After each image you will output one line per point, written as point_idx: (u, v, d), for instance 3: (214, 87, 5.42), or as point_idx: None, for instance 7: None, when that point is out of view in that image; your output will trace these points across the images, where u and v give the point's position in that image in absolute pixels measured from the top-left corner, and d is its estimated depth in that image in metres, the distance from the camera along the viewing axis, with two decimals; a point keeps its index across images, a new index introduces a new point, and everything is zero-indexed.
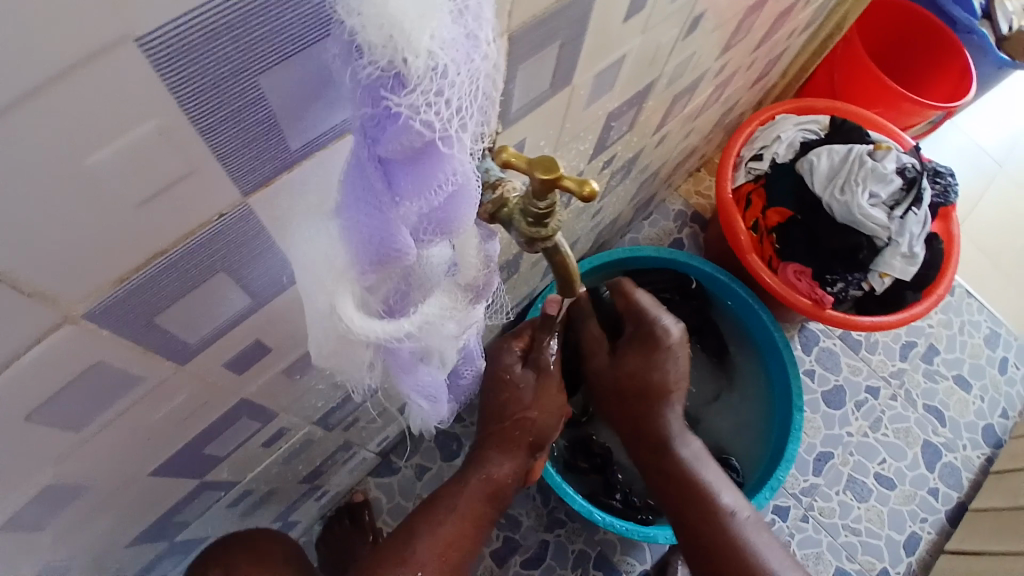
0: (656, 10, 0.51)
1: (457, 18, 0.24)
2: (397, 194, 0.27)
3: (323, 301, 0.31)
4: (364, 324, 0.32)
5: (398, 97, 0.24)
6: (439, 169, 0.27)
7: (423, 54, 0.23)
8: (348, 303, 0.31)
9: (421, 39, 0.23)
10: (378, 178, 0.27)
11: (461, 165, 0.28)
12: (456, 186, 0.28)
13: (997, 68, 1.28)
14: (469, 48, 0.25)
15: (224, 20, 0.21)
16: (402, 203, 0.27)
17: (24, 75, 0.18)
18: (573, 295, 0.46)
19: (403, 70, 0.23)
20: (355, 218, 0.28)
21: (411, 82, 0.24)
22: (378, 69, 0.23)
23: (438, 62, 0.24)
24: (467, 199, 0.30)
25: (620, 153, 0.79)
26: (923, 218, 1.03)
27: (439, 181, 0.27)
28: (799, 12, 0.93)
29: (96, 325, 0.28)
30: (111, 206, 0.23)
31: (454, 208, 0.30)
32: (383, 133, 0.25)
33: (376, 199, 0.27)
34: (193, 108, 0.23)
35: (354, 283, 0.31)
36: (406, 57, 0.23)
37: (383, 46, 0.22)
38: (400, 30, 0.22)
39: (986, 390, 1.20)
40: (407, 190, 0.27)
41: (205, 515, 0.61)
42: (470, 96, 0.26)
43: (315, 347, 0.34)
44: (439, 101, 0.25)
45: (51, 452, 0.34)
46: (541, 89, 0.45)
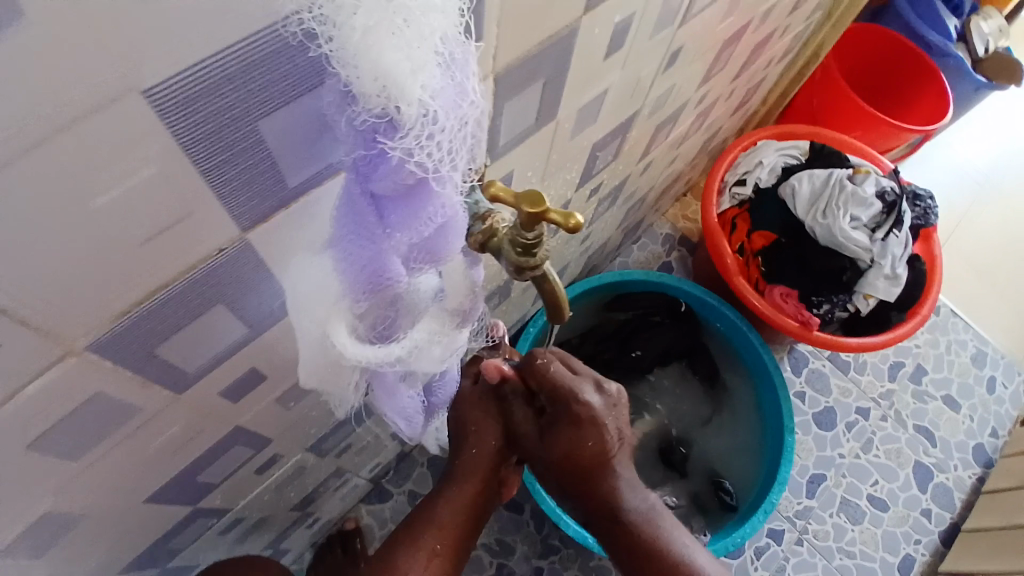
0: (635, 46, 0.53)
1: (447, 70, 0.26)
2: (389, 226, 0.29)
3: (316, 330, 0.32)
4: (356, 349, 0.34)
5: (393, 141, 0.26)
6: (428, 204, 0.29)
7: (415, 102, 0.24)
8: (340, 330, 0.33)
9: (414, 89, 0.24)
10: (370, 211, 0.29)
11: (450, 200, 0.30)
12: (443, 219, 0.30)
13: (973, 92, 1.32)
14: (459, 97, 0.26)
15: (227, 71, 0.23)
16: (393, 234, 0.29)
17: (41, 126, 0.19)
18: (562, 321, 0.48)
19: (396, 116, 0.25)
20: (349, 251, 0.30)
21: (403, 127, 0.25)
22: (373, 116, 0.25)
23: (428, 109, 0.25)
24: (455, 230, 0.32)
25: (607, 180, 0.81)
26: (904, 240, 1.06)
27: (428, 215, 0.29)
28: (776, 43, 0.96)
29: (98, 357, 0.29)
30: (114, 246, 0.25)
31: (442, 239, 0.32)
32: (376, 172, 0.27)
33: (369, 231, 0.29)
34: (198, 152, 0.24)
35: (347, 312, 0.33)
36: (399, 105, 0.24)
37: (377, 95, 0.24)
38: (395, 81, 0.24)
39: (975, 409, 1.22)
40: (398, 222, 0.29)
41: (198, 543, 0.61)
42: (458, 140, 0.28)
43: (305, 370, 0.36)
44: (431, 145, 0.26)
45: (50, 482, 0.34)
46: (527, 123, 0.47)
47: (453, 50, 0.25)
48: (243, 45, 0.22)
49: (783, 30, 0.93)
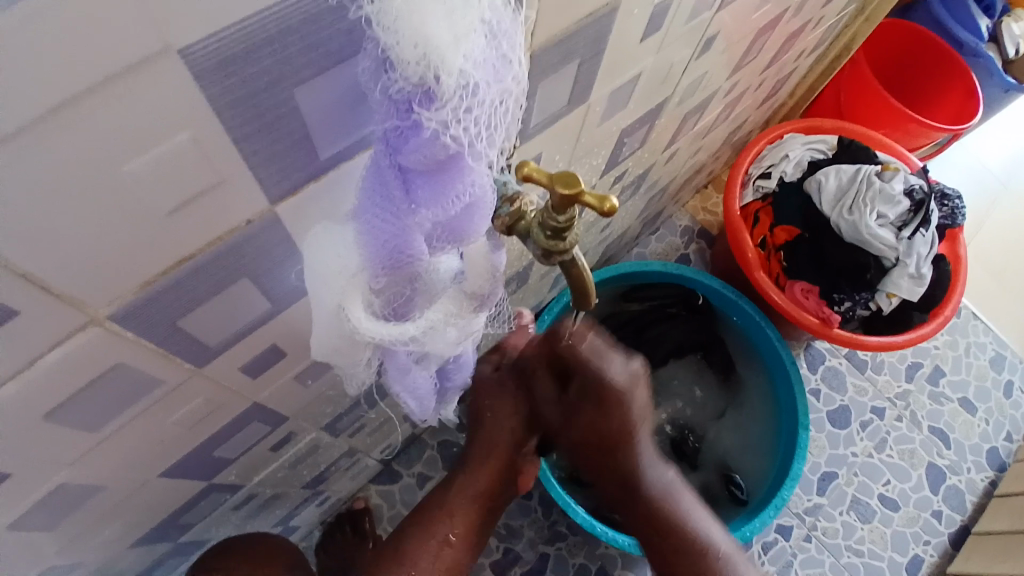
0: (670, 30, 0.51)
1: (491, 41, 0.25)
2: (415, 202, 0.28)
3: (333, 302, 0.31)
4: (370, 326, 0.32)
5: (428, 112, 0.25)
6: (458, 182, 0.28)
7: (456, 72, 0.23)
8: (357, 306, 0.32)
9: (455, 59, 0.23)
10: (397, 185, 0.28)
11: (481, 177, 0.29)
12: (472, 199, 0.29)
13: (1004, 94, 1.28)
14: (498, 68, 0.26)
15: (267, 34, 0.22)
16: (418, 210, 0.28)
17: (75, 84, 0.18)
18: (587, 308, 0.47)
19: (434, 87, 0.24)
20: (372, 224, 0.29)
21: (440, 99, 0.24)
22: (410, 84, 0.24)
23: (467, 81, 0.24)
24: (483, 212, 0.30)
25: (631, 169, 0.80)
26: (930, 239, 1.03)
27: (457, 193, 0.28)
28: (810, 34, 0.94)
29: (121, 327, 0.28)
30: (143, 213, 0.24)
31: (470, 220, 0.31)
32: (407, 144, 0.26)
33: (393, 205, 0.28)
34: (232, 118, 0.23)
35: (365, 285, 0.32)
36: (439, 75, 0.23)
37: (416, 63, 0.23)
38: (437, 50, 0.23)
39: (991, 412, 1.20)
40: (426, 199, 0.28)
41: (210, 518, 0.61)
42: (494, 114, 0.27)
43: (318, 341, 0.34)
44: (467, 117, 0.25)
45: (68, 452, 0.34)
46: (558, 105, 0.46)
47: (498, 21, 0.25)
48: (285, 7, 0.21)
49: (817, 21, 0.90)
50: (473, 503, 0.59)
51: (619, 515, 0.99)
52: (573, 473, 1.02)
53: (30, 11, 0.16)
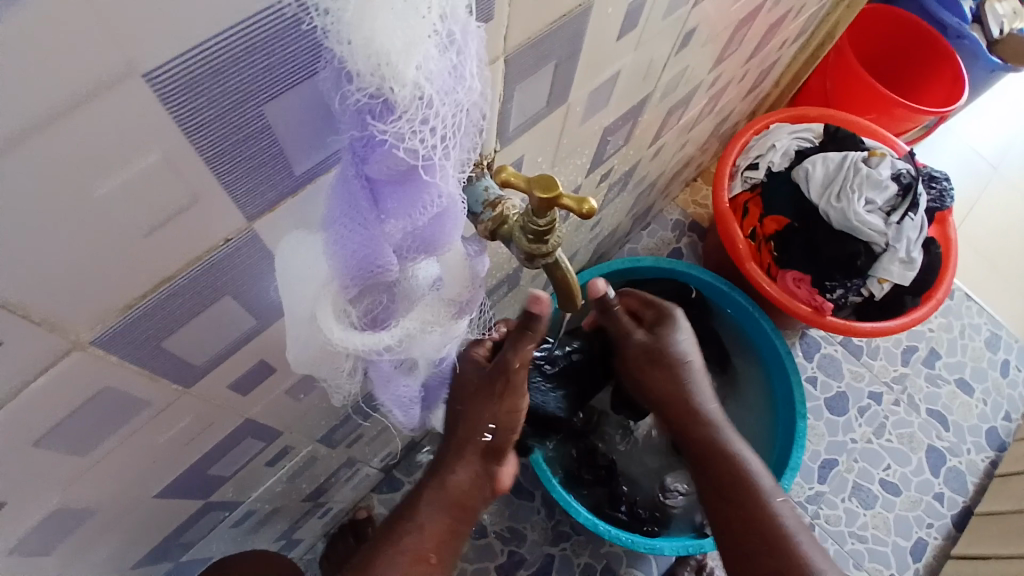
0: (648, 27, 0.52)
1: (447, 50, 0.24)
2: (382, 212, 0.28)
3: (306, 311, 0.32)
4: (343, 336, 0.32)
5: (385, 124, 0.25)
6: (424, 193, 0.28)
7: (410, 84, 0.23)
8: (330, 319, 0.31)
9: (408, 69, 0.23)
10: (363, 197, 0.28)
11: (449, 188, 0.28)
12: (443, 208, 0.29)
13: (989, 74, 1.29)
14: (458, 79, 0.25)
15: (231, 54, 0.22)
16: (385, 220, 0.28)
17: (39, 110, 0.18)
18: (574, 309, 0.47)
19: (390, 98, 0.24)
20: (340, 236, 0.29)
21: (397, 110, 0.24)
22: (365, 96, 0.24)
23: (424, 93, 0.24)
24: (452, 219, 0.30)
25: (618, 166, 0.80)
26: (919, 223, 1.04)
27: (425, 203, 0.28)
28: (790, 24, 0.94)
29: (104, 351, 0.28)
30: (118, 236, 0.24)
31: (439, 228, 0.30)
32: (369, 155, 0.26)
33: (361, 217, 0.28)
34: (201, 139, 0.23)
35: (338, 296, 0.32)
36: (393, 87, 0.23)
37: (370, 74, 0.23)
38: (389, 60, 0.22)
39: (988, 393, 1.20)
40: (391, 209, 0.28)
41: (210, 536, 0.61)
42: (456, 126, 0.27)
43: (296, 356, 0.35)
44: (428, 130, 0.25)
45: (59, 478, 0.34)
46: (538, 107, 0.46)
47: (454, 29, 0.24)
48: (245, 28, 0.21)
49: (797, 10, 0.91)
50: (447, 509, 0.57)
51: (622, 512, 0.99)
52: (573, 470, 1.01)
53: None
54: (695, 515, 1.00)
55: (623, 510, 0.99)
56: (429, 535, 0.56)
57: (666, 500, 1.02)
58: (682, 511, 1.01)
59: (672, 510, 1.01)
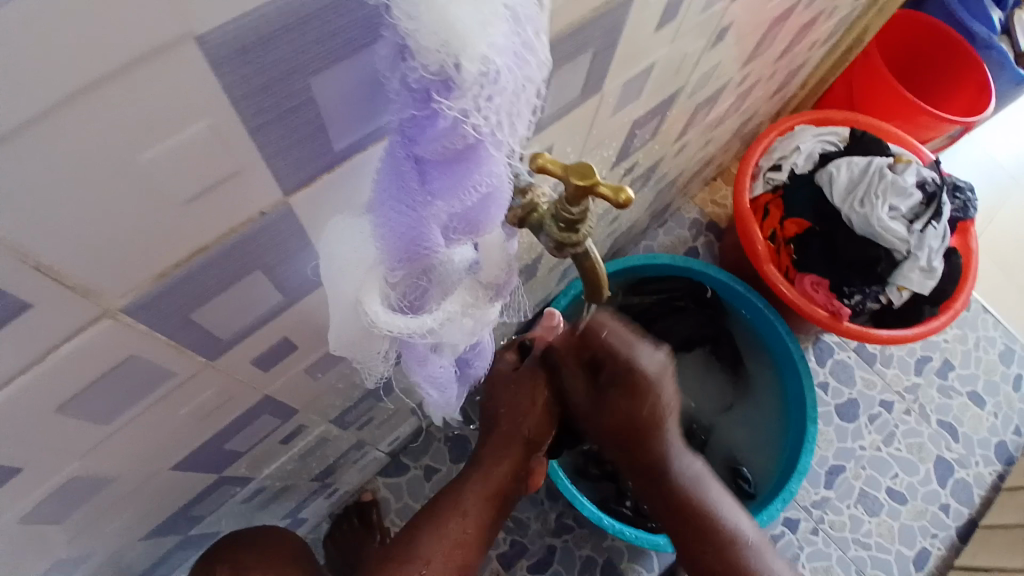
0: (685, 21, 0.51)
1: (514, 26, 0.24)
2: (431, 192, 0.28)
3: (353, 296, 0.31)
4: (390, 320, 0.32)
5: (447, 101, 0.24)
6: (475, 171, 0.27)
7: (478, 59, 0.23)
8: (375, 300, 0.31)
9: (478, 45, 0.22)
10: (414, 176, 0.27)
11: (497, 167, 0.28)
12: (490, 189, 0.29)
13: (1015, 87, 1.27)
14: (524, 56, 0.25)
15: (286, 23, 0.21)
16: (435, 201, 0.28)
17: (90, 71, 0.18)
18: (599, 301, 0.46)
19: (454, 75, 0.23)
20: (389, 216, 0.29)
21: (461, 87, 0.24)
22: (428, 73, 0.23)
23: (491, 69, 0.24)
24: (500, 200, 0.30)
25: (641, 161, 0.79)
26: (942, 233, 1.02)
27: (475, 182, 0.28)
28: (823, 24, 0.93)
29: (133, 320, 0.28)
30: (159, 201, 0.24)
31: (486, 211, 0.30)
32: (424, 134, 0.26)
33: (410, 196, 0.28)
34: (249, 107, 0.23)
35: (382, 277, 0.32)
36: (460, 62, 0.23)
37: (437, 50, 0.22)
38: (457, 36, 0.22)
39: (1000, 407, 1.19)
40: (441, 189, 0.28)
41: (220, 511, 0.61)
42: (515, 106, 0.26)
43: (336, 333, 0.34)
44: (488, 106, 0.25)
45: (80, 445, 0.34)
46: (571, 96, 0.45)
47: (519, 5, 0.24)
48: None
49: (831, 10, 0.89)
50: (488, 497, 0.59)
51: (627, 507, 0.99)
52: (581, 465, 1.01)
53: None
54: None
55: (628, 506, 0.99)
56: (470, 523, 0.57)
57: None
58: None
59: None
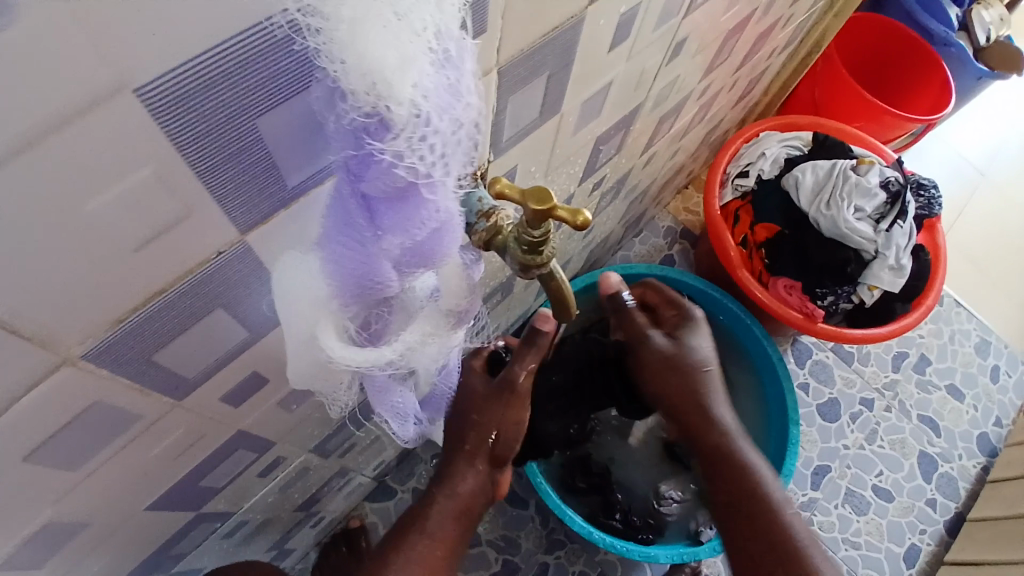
0: (640, 37, 0.52)
1: (441, 68, 0.25)
2: (380, 229, 0.28)
3: (303, 328, 0.32)
4: (346, 354, 0.33)
5: (382, 141, 0.25)
6: (420, 207, 0.28)
7: (406, 102, 0.24)
8: (329, 336, 0.32)
9: (404, 89, 0.23)
10: (358, 213, 0.28)
11: (445, 202, 0.29)
12: (439, 224, 0.29)
13: (976, 82, 1.30)
14: (455, 94, 0.26)
15: (223, 71, 0.22)
16: (384, 237, 0.29)
17: (33, 124, 0.18)
18: (568, 319, 0.47)
19: (386, 116, 0.24)
20: (336, 252, 0.29)
21: (394, 127, 0.24)
22: (361, 115, 0.24)
23: (420, 110, 0.24)
24: (452, 235, 0.30)
25: (610, 174, 0.80)
26: (908, 230, 1.05)
27: (422, 218, 0.28)
28: (779, 33, 0.95)
29: (94, 366, 0.28)
30: (109, 250, 0.24)
31: (438, 245, 0.30)
32: (366, 172, 0.26)
33: (358, 233, 0.28)
34: (192, 154, 0.23)
35: (337, 312, 0.33)
36: (389, 105, 0.23)
37: (366, 93, 0.23)
38: (384, 81, 0.23)
39: (979, 399, 1.21)
40: (389, 225, 0.28)
41: (202, 547, 0.61)
42: (452, 144, 0.27)
43: (293, 366, 0.35)
44: (421, 146, 0.26)
45: (51, 492, 0.34)
46: (531, 117, 0.46)
47: (446, 48, 0.25)
48: (229, 50, 0.21)
49: (786, 20, 0.92)
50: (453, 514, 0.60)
51: (617, 520, 0.98)
52: (568, 478, 1.01)
53: None
54: (690, 523, 1.01)
55: (618, 519, 0.98)
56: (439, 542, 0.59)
57: (662, 507, 1.02)
58: (677, 519, 1.02)
59: (668, 518, 1.02)
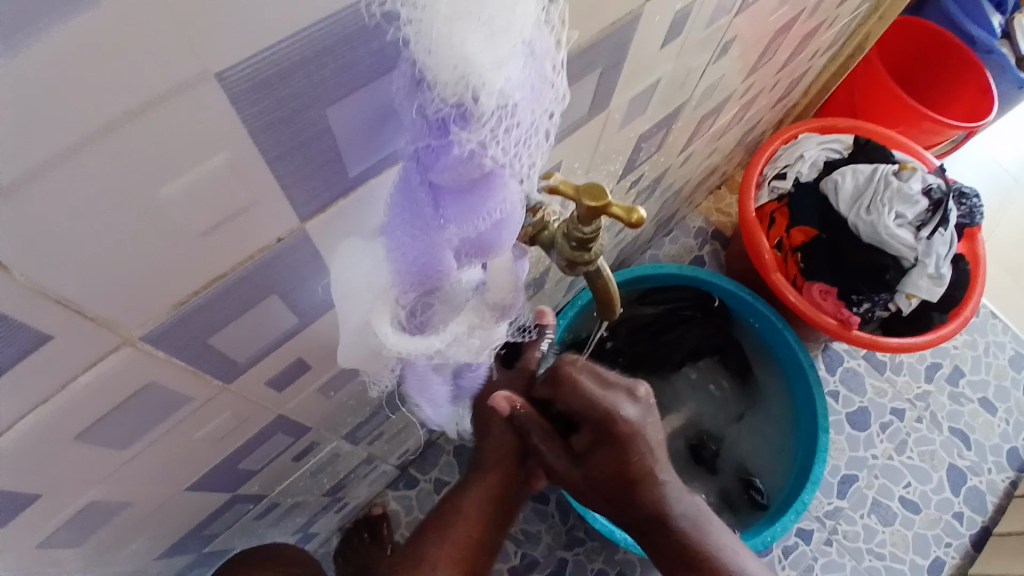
0: (690, 36, 0.51)
1: (530, 59, 0.24)
2: (445, 218, 0.28)
3: (357, 317, 0.32)
4: (399, 340, 0.33)
5: (464, 133, 0.24)
6: (490, 199, 0.28)
7: (496, 92, 0.23)
8: (385, 322, 0.32)
9: (497, 79, 0.23)
10: (427, 202, 0.28)
11: (512, 196, 0.28)
12: (503, 216, 0.29)
13: (1018, 90, 1.26)
14: (538, 86, 0.25)
15: (303, 58, 0.22)
16: (448, 227, 0.28)
17: (113, 105, 0.18)
18: (611, 317, 0.46)
19: (472, 107, 0.24)
20: (401, 240, 0.29)
21: (477, 119, 0.24)
22: (447, 105, 0.24)
23: (508, 101, 0.24)
24: (511, 228, 0.30)
25: (647, 173, 0.79)
26: (949, 239, 1.01)
27: (489, 210, 0.28)
28: (825, 33, 0.93)
29: (152, 348, 0.28)
30: (177, 235, 0.24)
31: (498, 235, 0.31)
32: (439, 161, 0.26)
33: (424, 222, 0.28)
34: (268, 139, 0.23)
35: (394, 300, 0.32)
36: (477, 96, 0.23)
37: (454, 84, 0.23)
38: (475, 70, 0.22)
39: (1011, 412, 1.18)
40: (455, 215, 0.28)
41: (233, 529, 0.62)
42: (530, 138, 0.27)
43: (344, 355, 0.34)
44: (504, 137, 0.25)
45: (99, 470, 0.34)
46: (580, 113, 0.46)
47: (538, 41, 0.24)
48: (316, 35, 0.21)
49: (832, 20, 0.90)
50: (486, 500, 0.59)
51: None
52: None
53: (64, 38, 0.16)
54: None
55: None
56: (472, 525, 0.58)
57: None
58: None
59: None
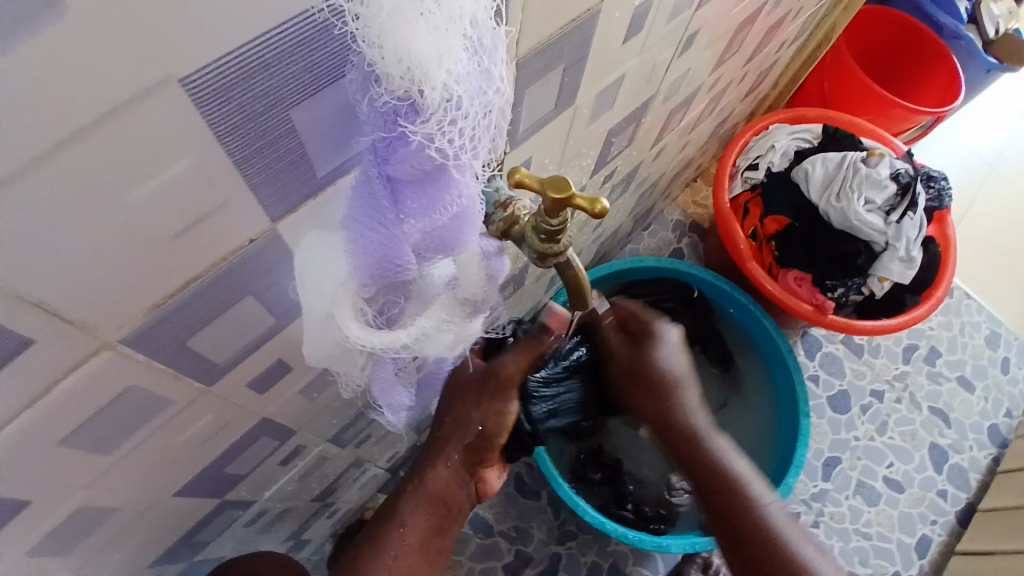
0: (652, 31, 0.53)
1: (474, 55, 0.25)
2: (403, 212, 0.29)
3: (323, 309, 0.33)
4: (364, 335, 0.33)
5: (413, 125, 0.26)
6: (444, 190, 0.29)
7: (439, 86, 0.24)
8: (348, 315, 0.33)
9: (439, 73, 0.24)
10: (384, 196, 0.29)
11: (466, 188, 0.30)
12: (459, 208, 0.30)
13: (984, 74, 1.29)
14: (485, 82, 0.26)
15: (256, 64, 0.22)
16: (406, 220, 0.29)
17: (80, 112, 0.19)
18: (585, 308, 0.47)
19: (418, 99, 0.25)
20: (361, 234, 0.30)
21: (426, 111, 0.25)
22: (394, 98, 0.25)
23: (452, 95, 0.25)
24: (470, 220, 0.31)
25: (621, 167, 0.81)
26: (918, 222, 1.05)
27: (444, 202, 0.29)
28: (789, 25, 0.95)
29: (131, 351, 0.29)
30: (150, 238, 0.25)
31: (457, 228, 0.31)
32: (395, 154, 0.27)
33: (382, 217, 0.29)
34: (230, 141, 0.24)
35: (354, 295, 0.33)
36: (422, 89, 0.24)
37: (401, 77, 0.24)
38: (420, 64, 0.24)
39: (989, 390, 1.21)
40: (413, 207, 0.29)
41: (223, 536, 0.62)
42: (482, 128, 0.28)
43: (311, 349, 0.35)
44: (451, 130, 0.26)
45: (84, 476, 0.35)
46: (546, 110, 0.47)
47: (480, 36, 0.25)
48: (270, 39, 0.22)
49: (795, 12, 0.92)
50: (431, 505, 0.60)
51: (628, 510, 1.00)
52: (580, 469, 1.03)
53: (29, 49, 0.17)
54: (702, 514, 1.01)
55: (629, 509, 1.00)
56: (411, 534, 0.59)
57: (673, 498, 1.03)
58: (689, 509, 1.03)
59: (680, 509, 1.02)
